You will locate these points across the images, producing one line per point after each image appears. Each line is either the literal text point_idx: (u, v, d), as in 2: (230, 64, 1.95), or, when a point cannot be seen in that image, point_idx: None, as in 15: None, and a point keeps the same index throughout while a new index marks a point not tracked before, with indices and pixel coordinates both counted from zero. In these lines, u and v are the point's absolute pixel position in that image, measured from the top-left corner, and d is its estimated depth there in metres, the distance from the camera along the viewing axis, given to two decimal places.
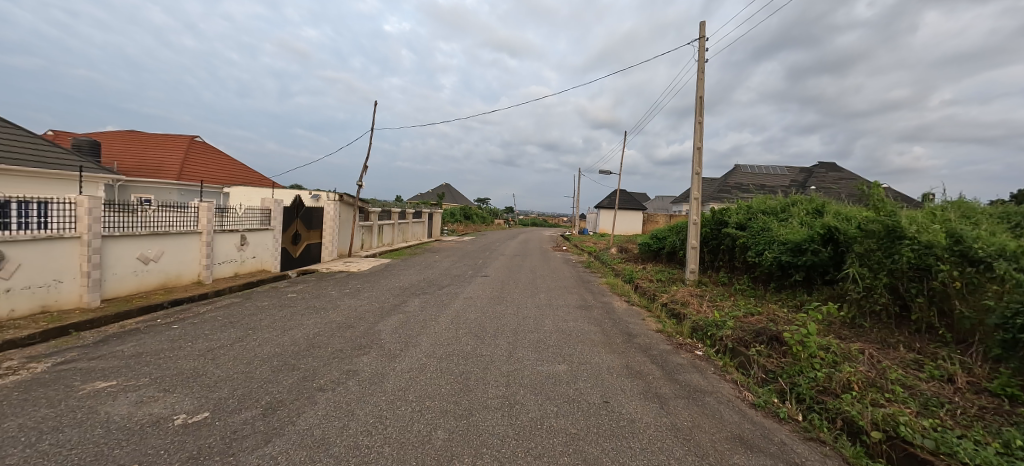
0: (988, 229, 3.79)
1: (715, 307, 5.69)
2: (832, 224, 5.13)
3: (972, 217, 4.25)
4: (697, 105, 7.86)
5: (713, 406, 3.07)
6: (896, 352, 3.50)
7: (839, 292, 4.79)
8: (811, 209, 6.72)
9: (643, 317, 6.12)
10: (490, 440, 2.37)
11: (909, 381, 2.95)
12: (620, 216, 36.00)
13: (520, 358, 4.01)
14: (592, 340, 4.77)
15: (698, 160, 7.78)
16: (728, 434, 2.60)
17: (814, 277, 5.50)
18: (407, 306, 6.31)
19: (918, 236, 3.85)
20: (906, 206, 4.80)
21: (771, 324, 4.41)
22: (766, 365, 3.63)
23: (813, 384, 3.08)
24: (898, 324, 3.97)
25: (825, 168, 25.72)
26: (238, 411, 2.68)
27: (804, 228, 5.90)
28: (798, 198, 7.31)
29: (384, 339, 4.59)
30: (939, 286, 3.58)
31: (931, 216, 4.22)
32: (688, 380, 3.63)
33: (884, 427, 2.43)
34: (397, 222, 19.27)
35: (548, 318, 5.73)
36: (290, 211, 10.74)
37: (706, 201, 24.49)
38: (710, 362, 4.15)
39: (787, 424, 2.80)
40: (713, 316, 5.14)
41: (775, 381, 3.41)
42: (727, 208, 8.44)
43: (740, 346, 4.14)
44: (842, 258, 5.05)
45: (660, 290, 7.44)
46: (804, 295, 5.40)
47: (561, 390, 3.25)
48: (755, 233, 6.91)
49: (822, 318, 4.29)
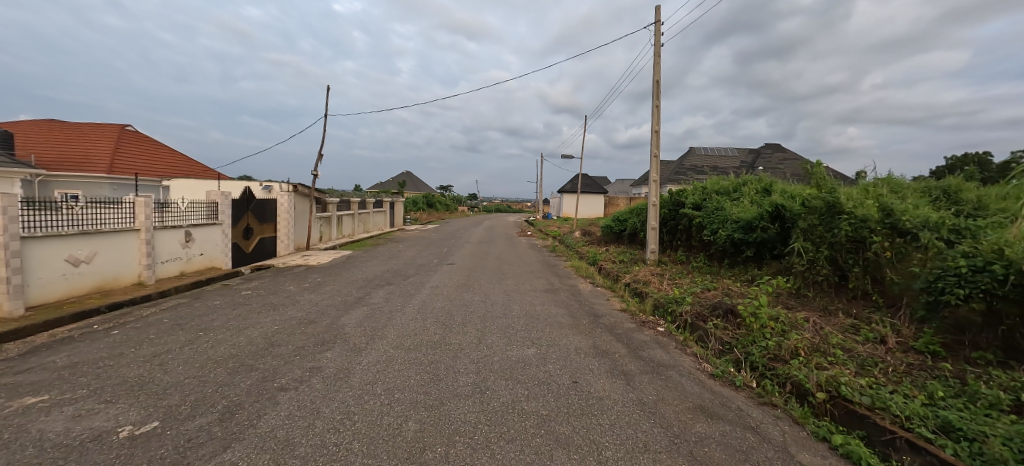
0: (913, 202, 4.15)
1: (674, 285, 5.94)
2: (779, 202, 5.44)
3: (900, 192, 4.63)
4: (654, 88, 8.02)
5: (675, 379, 3.22)
6: (836, 318, 3.81)
7: (786, 266, 5.12)
8: (761, 188, 7.09)
9: (608, 297, 6.31)
10: (463, 428, 2.36)
11: (848, 345, 3.22)
12: (583, 199, 36.67)
13: (489, 344, 4.01)
14: (559, 322, 4.86)
15: (657, 142, 7.97)
16: (691, 404, 2.75)
17: (763, 253, 5.86)
18: (371, 299, 6.12)
19: (854, 211, 4.18)
20: (843, 183, 5.16)
21: (726, 298, 4.68)
22: (722, 337, 3.84)
23: (765, 352, 3.30)
24: (838, 292, 4.32)
25: (771, 149, 27.32)
26: (192, 418, 2.50)
27: (754, 206, 6.23)
28: (749, 178, 7.71)
29: (349, 333, 4.43)
30: (872, 256, 3.92)
31: (865, 192, 4.58)
32: (652, 355, 3.79)
33: (828, 388, 2.65)
34: (358, 212, 18.69)
35: (516, 303, 5.77)
36: (241, 203, 10.06)
37: (664, 183, 25.37)
38: (671, 337, 4.34)
39: (742, 391, 2.99)
40: (673, 293, 5.38)
41: (731, 352, 3.62)
42: (684, 189, 8.75)
43: (698, 321, 4.35)
44: (788, 234, 5.39)
45: (622, 270, 7.67)
46: (755, 270, 5.75)
47: (531, 373, 3.29)
48: (710, 213, 7.23)
49: (772, 290, 4.58)
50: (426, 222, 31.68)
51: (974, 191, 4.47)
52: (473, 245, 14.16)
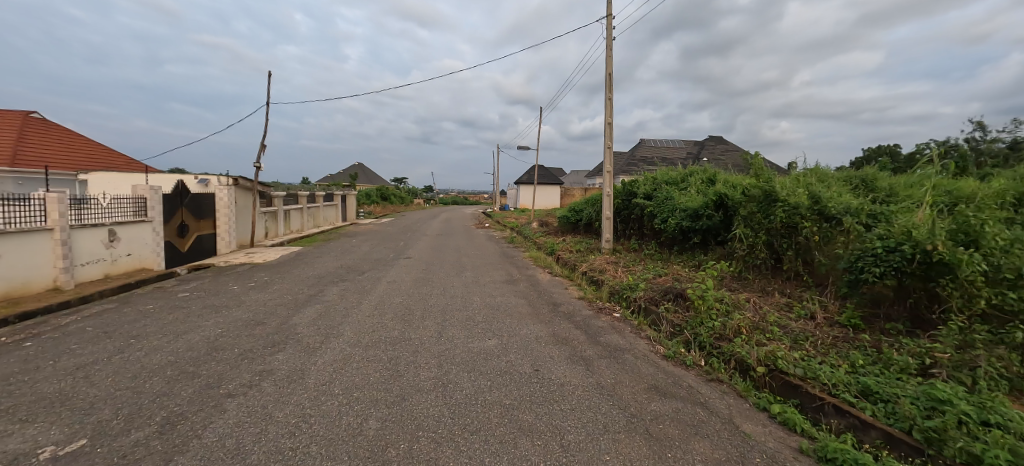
0: (837, 190, 4.57)
1: (628, 272, 6.18)
2: (722, 191, 5.79)
3: (826, 181, 5.08)
4: (607, 81, 8.20)
5: (631, 362, 3.36)
6: (773, 298, 4.14)
7: (729, 251, 5.48)
8: (705, 179, 7.52)
9: (566, 286, 6.46)
10: (426, 422, 2.32)
11: (783, 322, 3.51)
12: (540, 191, 37.08)
13: (450, 337, 3.97)
14: (519, 312, 4.92)
15: (610, 133, 8.18)
16: (646, 385, 2.88)
17: (708, 239, 6.23)
18: (324, 296, 5.84)
19: (788, 198, 4.52)
20: (778, 173, 5.57)
21: (675, 283, 4.94)
22: (672, 320, 4.04)
23: (711, 332, 3.52)
24: (774, 274, 4.69)
25: (713, 141, 29.07)
26: (127, 432, 2.27)
27: (700, 196, 6.59)
28: (694, 169, 8.14)
29: (302, 332, 4.20)
30: (803, 240, 4.29)
31: (797, 181, 4.97)
32: (609, 340, 3.92)
33: (766, 363, 2.88)
34: (307, 206, 17.71)
35: (476, 295, 5.75)
36: (174, 198, 9.17)
37: (617, 174, 26.27)
38: (626, 322, 4.52)
39: (692, 369, 3.18)
40: (627, 280, 5.60)
41: (681, 333, 3.82)
42: (635, 180, 9.08)
43: (651, 305, 4.56)
44: (731, 221, 5.76)
45: (579, 259, 7.86)
46: (701, 255, 6.11)
47: (493, 364, 3.29)
48: (660, 202, 7.55)
49: (716, 274, 4.88)
50: (381, 215, 30.68)
51: (886, 180, 4.99)
52: (430, 239, 13.89)
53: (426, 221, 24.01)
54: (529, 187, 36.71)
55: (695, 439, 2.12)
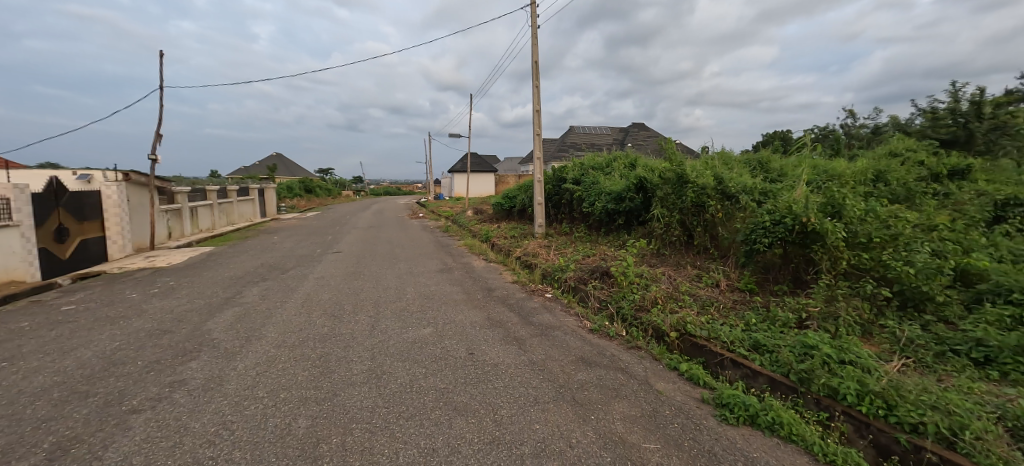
0: (737, 172, 5.12)
1: (559, 254, 6.45)
2: (642, 175, 6.22)
3: (730, 164, 5.67)
4: (533, 69, 8.33)
5: (560, 337, 3.55)
6: (685, 270, 4.57)
7: (648, 230, 5.93)
8: (627, 163, 8.03)
9: (501, 271, 6.56)
10: (359, 415, 2.28)
11: (693, 291, 3.91)
12: (475, 178, 36.94)
13: (384, 329, 3.89)
14: (454, 299, 4.93)
15: (539, 120, 8.36)
16: (574, 357, 3.10)
17: (631, 220, 6.68)
18: (243, 298, 5.37)
19: (697, 180, 4.98)
20: (689, 157, 6.08)
21: (602, 262, 5.26)
22: (599, 296, 4.31)
23: (633, 304, 3.82)
24: (686, 248, 5.15)
25: (635, 127, 31.00)
26: (8, 463, 1.95)
27: (622, 180, 7.03)
28: (617, 154, 8.63)
29: (219, 338, 3.84)
30: (709, 216, 4.76)
31: (704, 164, 5.49)
32: (541, 320, 4.09)
33: (677, 328, 3.24)
34: (217, 201, 15.96)
35: (410, 286, 5.66)
36: (47, 197, 7.77)
37: (548, 160, 27.02)
38: (558, 301, 4.74)
39: (615, 339, 3.46)
40: (559, 262, 5.84)
41: (607, 307, 4.10)
42: (565, 166, 9.41)
43: (580, 284, 4.82)
44: (650, 202, 6.23)
45: (513, 245, 8.02)
46: (626, 235, 6.51)
47: (428, 351, 3.29)
48: (588, 187, 7.89)
49: (638, 252, 5.26)
50: (305, 209, 28.60)
51: (776, 162, 5.67)
52: (360, 231, 13.25)
53: (356, 214, 22.91)
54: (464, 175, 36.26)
55: (613, 401, 2.49)
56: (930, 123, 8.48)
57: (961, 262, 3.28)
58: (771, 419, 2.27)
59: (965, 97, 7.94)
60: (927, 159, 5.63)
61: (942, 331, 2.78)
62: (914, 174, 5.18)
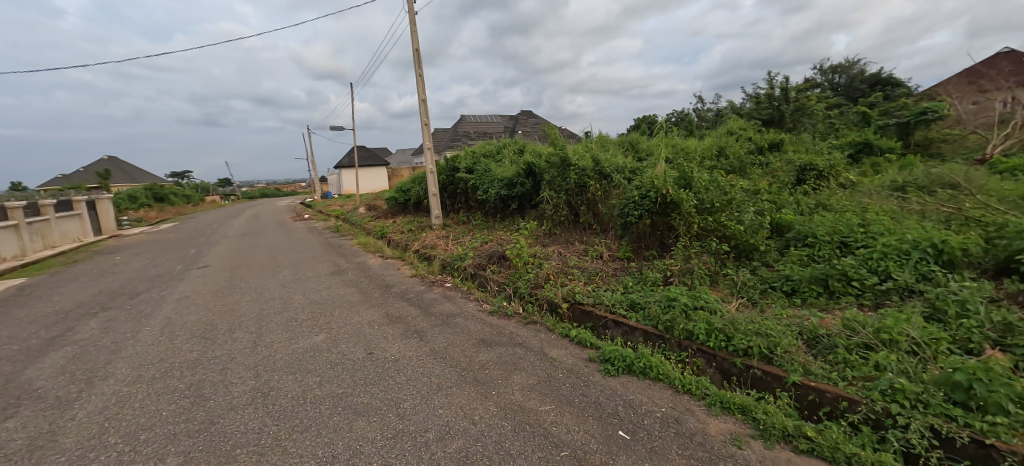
0: (612, 153, 5.71)
1: (458, 243, 6.50)
2: (530, 161, 6.57)
3: (608, 146, 6.29)
4: (415, 57, 8.11)
5: (461, 324, 3.68)
6: (575, 246, 4.96)
7: (539, 212, 6.27)
8: (516, 149, 8.39)
9: (399, 266, 6.36)
10: (243, 439, 2.08)
11: (581, 264, 4.30)
12: (366, 173, 34.91)
13: (268, 344, 3.53)
14: (349, 301, 4.68)
15: (426, 110, 8.22)
16: (473, 340, 3.36)
17: (524, 205, 6.99)
18: (75, 334, 4.36)
19: (578, 163, 5.43)
20: (570, 141, 6.56)
21: (498, 247, 5.46)
22: (497, 279, 4.48)
23: (528, 283, 4.08)
24: (574, 226, 5.56)
25: (523, 115, 32.29)
26: None
27: (512, 166, 7.33)
28: (506, 141, 8.95)
29: (44, 386, 3.09)
30: (590, 195, 5.23)
31: (583, 147, 5.99)
32: (442, 309, 4.12)
33: (567, 298, 3.70)
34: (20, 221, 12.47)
35: (298, 293, 5.20)
36: None
37: (442, 150, 26.74)
38: (458, 289, 4.81)
39: (513, 318, 3.75)
40: (458, 251, 5.88)
41: (505, 288, 4.29)
42: (456, 156, 9.44)
43: (479, 270, 4.95)
44: (538, 186, 6.61)
45: (410, 238, 7.82)
46: (521, 220, 6.73)
47: (322, 358, 3.10)
48: (481, 175, 8.05)
49: (531, 233, 5.56)
50: (154, 221, 23.92)
51: (643, 142, 6.45)
52: (232, 241, 11.56)
53: (224, 221, 19.96)
54: (357, 169, 33.84)
55: (512, 374, 2.88)
56: (754, 106, 10.38)
57: (776, 217, 4.19)
58: (642, 366, 2.95)
59: (775, 85, 9.90)
60: (752, 136, 6.93)
61: (764, 273, 3.54)
62: (744, 148, 6.36)
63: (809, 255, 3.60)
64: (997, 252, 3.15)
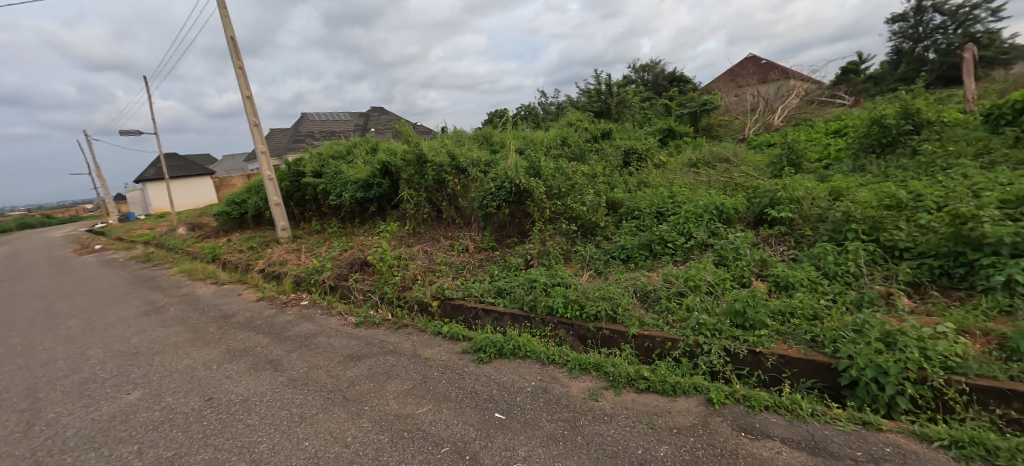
0: (466, 148, 5.86)
1: (313, 255, 5.89)
2: (385, 160, 6.32)
3: (462, 141, 6.44)
4: (231, 46, 6.95)
5: (324, 342, 3.38)
6: (440, 243, 4.93)
7: (400, 212, 6.08)
8: (369, 149, 7.97)
9: (240, 291, 5.44)
10: None
11: (448, 260, 4.34)
12: (185, 185, 28.84)
13: (48, 420, 2.67)
14: (172, 343, 3.83)
15: (254, 108, 7.14)
16: (340, 357, 3.13)
17: (384, 206, 6.73)
18: None
19: (434, 159, 5.42)
20: (424, 137, 6.51)
21: (360, 253, 5.12)
22: (361, 288, 4.21)
23: (395, 287, 3.95)
24: (436, 223, 5.55)
25: (378, 112, 30.70)
26: None
27: (366, 166, 6.93)
28: (357, 140, 8.41)
29: None
30: (450, 190, 5.30)
31: (438, 143, 6.00)
32: (299, 331, 3.70)
33: (438, 296, 3.72)
34: None
35: (93, 347, 4.03)
36: None
37: (284, 153, 23.70)
38: (316, 306, 4.36)
39: (383, 325, 3.61)
40: (313, 263, 5.30)
41: (371, 297, 4.07)
42: (301, 159, 8.36)
43: (340, 281, 4.58)
44: (397, 185, 6.46)
45: (253, 257, 6.74)
46: (381, 222, 6.46)
47: (140, 419, 2.50)
48: (332, 178, 7.38)
49: (393, 235, 5.36)
50: None
51: (495, 135, 6.78)
52: None
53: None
54: (169, 181, 27.69)
55: (385, 383, 2.76)
56: (587, 100, 11.73)
57: (610, 196, 4.82)
58: (511, 348, 3.17)
59: (601, 82, 11.35)
60: (586, 126, 7.84)
61: (606, 246, 4.07)
62: (581, 137, 7.15)
63: (637, 226, 4.27)
64: (753, 208, 4.24)
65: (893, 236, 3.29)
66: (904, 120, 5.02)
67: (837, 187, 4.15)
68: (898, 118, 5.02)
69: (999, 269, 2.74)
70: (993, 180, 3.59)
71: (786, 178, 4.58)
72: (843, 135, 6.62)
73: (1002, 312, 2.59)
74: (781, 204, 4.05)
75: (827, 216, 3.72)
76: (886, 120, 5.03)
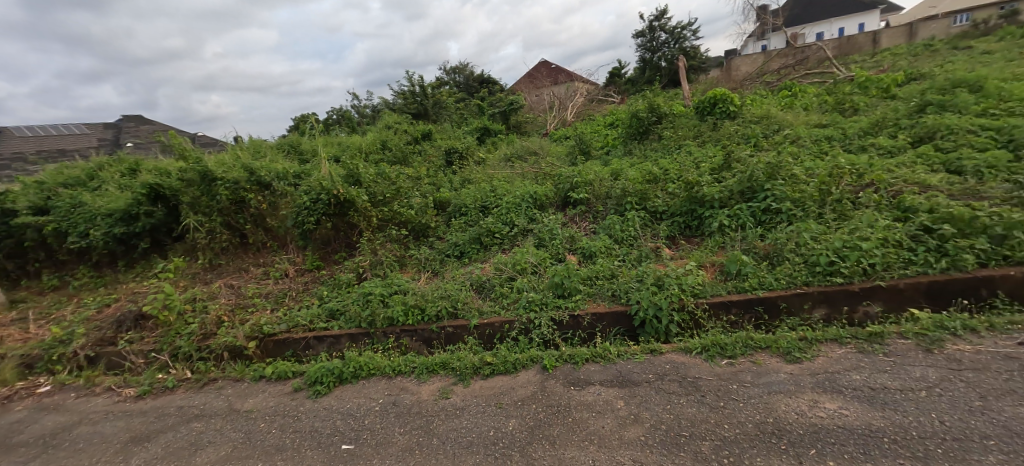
0: (269, 159, 5.27)
1: (51, 322, 4.32)
2: (152, 182, 5.05)
3: (259, 152, 5.71)
4: None
5: (87, 433, 2.60)
6: (250, 273, 4.45)
7: (187, 245, 4.95)
8: (124, 170, 6.22)
9: None
10: None
11: (262, 290, 4.05)
12: None
13: None
14: None
15: None
16: (120, 444, 2.46)
17: (161, 240, 5.46)
18: None
19: (225, 175, 4.68)
20: (206, 150, 5.45)
21: (131, 305, 4.00)
22: (140, 350, 3.36)
23: (193, 337, 3.32)
24: (243, 250, 4.91)
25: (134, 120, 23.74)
26: None
27: (122, 191, 5.39)
28: (101, 160, 6.41)
29: None
30: (254, 210, 4.70)
31: (230, 156, 5.17)
32: (39, 429, 2.71)
33: (254, 335, 3.36)
34: None
35: None
36: None
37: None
38: (68, 389, 3.21)
39: (183, 386, 3.04)
40: (53, 333, 3.78)
41: (157, 357, 3.27)
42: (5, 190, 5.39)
43: (104, 348, 3.50)
44: (177, 213, 5.35)
45: None
46: (160, 260, 5.25)
47: None
48: (65, 212, 5.37)
49: (180, 274, 4.39)
50: None
51: (302, 143, 6.44)
52: None
53: None
54: None
55: (194, 456, 2.29)
56: (403, 101, 11.52)
57: (437, 196, 5.06)
58: (349, 374, 2.99)
59: (414, 83, 11.30)
60: (406, 129, 7.96)
61: (438, 246, 4.39)
62: (400, 139, 7.33)
63: (465, 222, 4.61)
64: (559, 192, 4.92)
65: (655, 204, 4.27)
66: (651, 114, 6.49)
67: (615, 169, 5.14)
68: (647, 112, 6.48)
69: (713, 219, 3.88)
70: (704, 155, 4.99)
71: (582, 165, 5.44)
72: (614, 126, 8.31)
73: (719, 247, 3.65)
74: (579, 188, 4.81)
75: (611, 193, 4.56)
76: (639, 113, 6.46)
